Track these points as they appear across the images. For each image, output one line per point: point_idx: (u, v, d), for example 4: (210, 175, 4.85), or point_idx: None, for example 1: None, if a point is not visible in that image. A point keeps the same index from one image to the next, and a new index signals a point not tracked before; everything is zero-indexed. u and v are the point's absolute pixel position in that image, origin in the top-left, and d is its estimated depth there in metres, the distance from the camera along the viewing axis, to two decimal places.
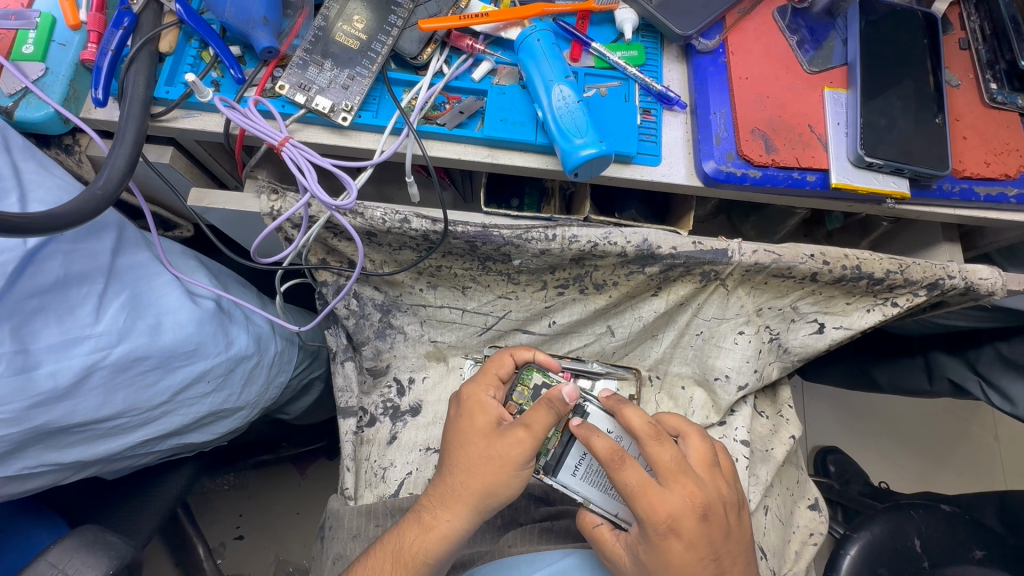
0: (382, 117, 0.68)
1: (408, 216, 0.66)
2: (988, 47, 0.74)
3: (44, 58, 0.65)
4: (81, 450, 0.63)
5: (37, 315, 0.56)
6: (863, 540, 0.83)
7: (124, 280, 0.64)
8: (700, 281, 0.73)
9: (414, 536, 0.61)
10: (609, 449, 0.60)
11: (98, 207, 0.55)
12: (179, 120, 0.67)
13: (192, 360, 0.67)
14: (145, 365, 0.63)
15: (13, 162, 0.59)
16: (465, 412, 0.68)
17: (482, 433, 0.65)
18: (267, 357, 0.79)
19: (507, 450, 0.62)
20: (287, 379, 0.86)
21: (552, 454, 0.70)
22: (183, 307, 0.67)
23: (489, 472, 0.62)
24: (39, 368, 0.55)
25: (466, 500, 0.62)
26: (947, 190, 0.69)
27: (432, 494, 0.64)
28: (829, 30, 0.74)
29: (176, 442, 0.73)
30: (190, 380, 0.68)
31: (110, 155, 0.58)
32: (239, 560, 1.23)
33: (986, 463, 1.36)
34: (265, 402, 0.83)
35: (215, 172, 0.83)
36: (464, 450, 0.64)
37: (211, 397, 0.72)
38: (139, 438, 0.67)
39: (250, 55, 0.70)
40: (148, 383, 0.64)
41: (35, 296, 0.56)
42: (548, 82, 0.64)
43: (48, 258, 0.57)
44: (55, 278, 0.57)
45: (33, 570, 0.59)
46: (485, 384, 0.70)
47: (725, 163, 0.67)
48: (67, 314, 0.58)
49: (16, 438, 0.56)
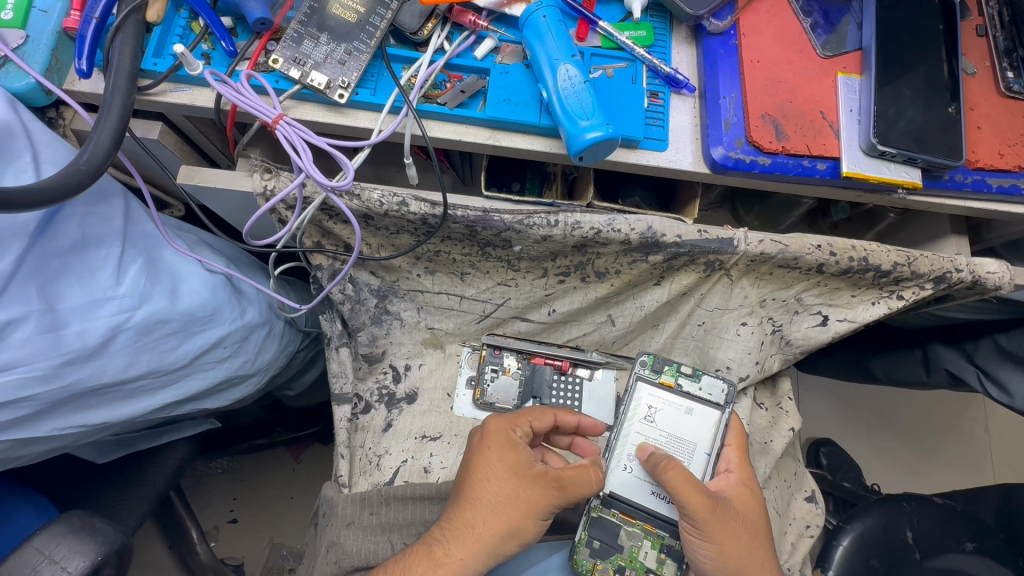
0: (379, 95, 0.65)
1: (406, 199, 0.64)
2: (1005, 34, 0.72)
3: (24, 26, 0.62)
4: (106, 411, 0.62)
5: (59, 275, 0.55)
6: (856, 531, 0.84)
7: (140, 246, 0.62)
8: (704, 270, 0.72)
9: (421, 571, 0.59)
10: (683, 477, 0.63)
11: (84, 181, 0.52)
12: (168, 94, 0.64)
13: (210, 325, 0.66)
14: (167, 329, 0.62)
15: (20, 118, 0.56)
16: (491, 445, 0.66)
17: (510, 469, 0.64)
18: (277, 326, 0.78)
19: (535, 497, 0.64)
20: (293, 349, 0.86)
21: (665, 535, 0.69)
22: (198, 274, 0.66)
23: (513, 514, 0.62)
24: (67, 328, 0.54)
25: (483, 540, 0.61)
26: (959, 181, 0.68)
27: (445, 528, 0.63)
28: (843, 13, 0.71)
29: (193, 407, 0.72)
30: (210, 345, 0.67)
31: (95, 128, 0.55)
32: (230, 543, 1.22)
33: (976, 457, 1.36)
34: (275, 369, 0.82)
35: (206, 150, 0.80)
36: (490, 484, 0.64)
37: (227, 363, 0.71)
38: (161, 401, 0.66)
39: (242, 27, 0.68)
40: (170, 347, 0.63)
41: (57, 256, 0.54)
42: (554, 62, 0.62)
43: (65, 221, 0.55)
44: (74, 240, 0.56)
45: (19, 556, 0.57)
46: (513, 424, 0.70)
47: (734, 150, 0.65)
48: (88, 276, 0.56)
49: (48, 397, 0.55)
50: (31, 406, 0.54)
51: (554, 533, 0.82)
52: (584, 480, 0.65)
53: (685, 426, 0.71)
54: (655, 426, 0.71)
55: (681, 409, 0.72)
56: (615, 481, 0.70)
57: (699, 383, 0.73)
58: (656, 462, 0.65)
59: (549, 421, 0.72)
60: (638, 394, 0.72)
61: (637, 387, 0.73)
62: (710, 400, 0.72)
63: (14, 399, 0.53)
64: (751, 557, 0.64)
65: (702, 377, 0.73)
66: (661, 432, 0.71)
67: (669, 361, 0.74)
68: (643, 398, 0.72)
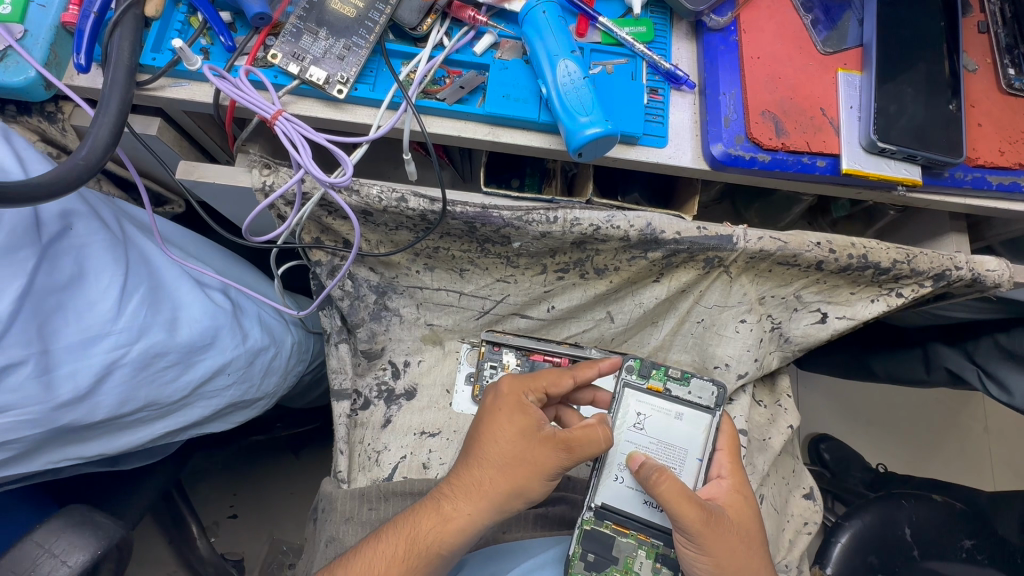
0: (379, 91, 0.65)
1: (405, 195, 0.64)
2: (1007, 31, 0.71)
3: (22, 20, 0.62)
4: (103, 444, 0.63)
5: (56, 313, 0.56)
6: (854, 528, 0.84)
7: (142, 272, 0.63)
8: (703, 267, 0.72)
9: (430, 526, 0.61)
10: (677, 491, 0.63)
11: (82, 177, 0.52)
12: (166, 89, 0.64)
13: (209, 353, 0.66)
14: (165, 362, 0.62)
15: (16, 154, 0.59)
16: (502, 408, 0.66)
17: (519, 433, 0.64)
18: (284, 349, 0.79)
19: (541, 459, 0.63)
20: (303, 369, 0.87)
21: (657, 544, 0.70)
22: (198, 300, 0.66)
23: (519, 475, 0.62)
24: (61, 367, 0.55)
25: (490, 496, 0.62)
26: (959, 178, 0.68)
27: (453, 484, 0.64)
28: (844, 9, 0.71)
29: (196, 431, 0.73)
30: (210, 374, 0.67)
31: (93, 124, 0.54)
32: (231, 538, 1.22)
33: (975, 455, 1.36)
34: (282, 391, 0.83)
35: (205, 145, 0.80)
36: (497, 446, 0.64)
37: (232, 389, 0.71)
38: (161, 431, 0.66)
39: (241, 22, 0.68)
40: (168, 379, 0.63)
41: (53, 294, 0.55)
42: (553, 58, 0.62)
43: (61, 256, 0.57)
44: (70, 276, 0.57)
45: (18, 551, 0.58)
46: (525, 387, 0.69)
47: (734, 146, 0.65)
48: (86, 311, 0.57)
49: (42, 436, 0.56)
50: (26, 445, 0.56)
51: (552, 529, 0.82)
52: (592, 440, 0.63)
53: (676, 432, 0.71)
54: (644, 433, 0.71)
55: (670, 415, 0.72)
56: (606, 492, 0.70)
57: (688, 386, 0.73)
58: (648, 474, 0.65)
59: (566, 386, 0.71)
60: (627, 401, 0.72)
61: (625, 394, 0.72)
62: (699, 404, 0.72)
63: (10, 440, 0.54)
64: (747, 564, 0.64)
65: (691, 380, 0.74)
66: (653, 441, 0.70)
67: (655, 365, 0.74)
68: (631, 406, 0.72)
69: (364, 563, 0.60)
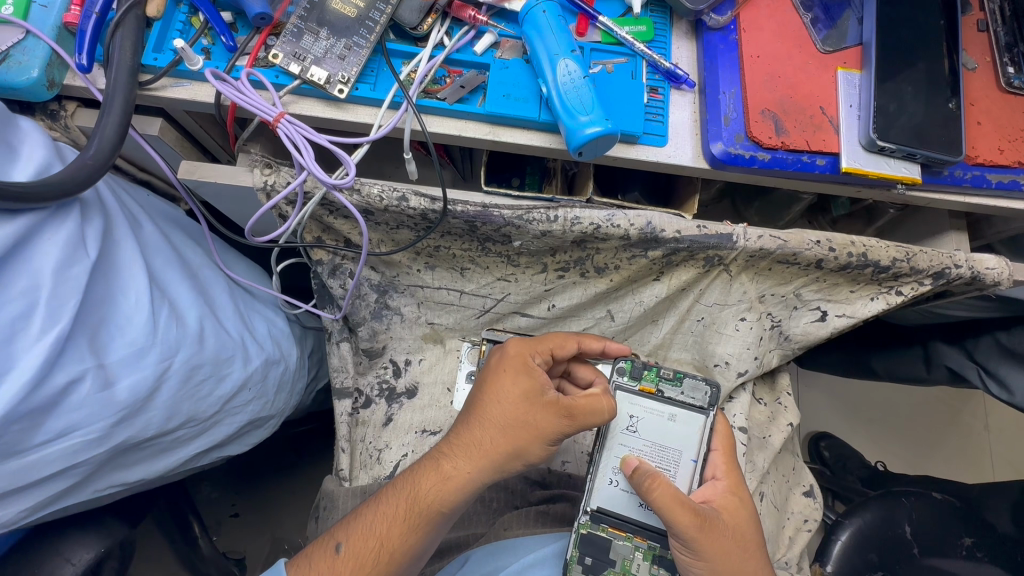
0: (379, 90, 0.65)
1: (405, 195, 0.64)
2: (1006, 29, 0.72)
3: (25, 20, 0.62)
4: (146, 465, 0.66)
5: (101, 327, 0.56)
6: (854, 526, 0.84)
7: (163, 288, 0.63)
8: (703, 266, 0.72)
9: (430, 484, 0.62)
10: (671, 497, 0.63)
11: (92, 175, 0.53)
12: (167, 89, 0.64)
13: (234, 366, 0.69)
14: (202, 373, 0.64)
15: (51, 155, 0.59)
16: (508, 369, 0.66)
17: (523, 396, 0.64)
18: (290, 361, 0.81)
19: (542, 424, 0.64)
20: (303, 386, 0.90)
21: (652, 544, 0.70)
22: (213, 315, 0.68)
23: (521, 436, 0.63)
24: (119, 382, 0.56)
25: (491, 456, 0.63)
26: (958, 176, 0.68)
27: (455, 441, 0.65)
28: (844, 7, 0.71)
29: (218, 452, 0.76)
30: (237, 387, 0.70)
31: (99, 124, 0.55)
32: (232, 537, 1.23)
33: (975, 452, 1.37)
34: (289, 409, 0.87)
35: (206, 145, 0.80)
36: (499, 406, 0.64)
37: (252, 404, 0.74)
38: (194, 449, 0.70)
39: (242, 22, 0.68)
40: (204, 392, 0.66)
41: (96, 309, 0.56)
42: (553, 57, 0.62)
43: (98, 275, 0.56)
44: (106, 292, 0.57)
45: None
46: (533, 348, 0.69)
47: (733, 145, 0.65)
48: (127, 325, 0.58)
49: (101, 456, 0.58)
50: (87, 467, 0.57)
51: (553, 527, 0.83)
52: (596, 407, 0.64)
53: (671, 434, 0.71)
54: (638, 436, 0.71)
55: (662, 416, 0.72)
56: (602, 495, 0.71)
57: (681, 388, 0.73)
58: (642, 479, 0.65)
59: (572, 349, 0.72)
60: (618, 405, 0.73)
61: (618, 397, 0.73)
62: (694, 405, 0.72)
63: (73, 461, 0.55)
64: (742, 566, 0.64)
65: (683, 381, 0.73)
66: (648, 442, 0.71)
67: (647, 367, 0.74)
68: (624, 409, 0.72)
69: (366, 520, 0.61)
